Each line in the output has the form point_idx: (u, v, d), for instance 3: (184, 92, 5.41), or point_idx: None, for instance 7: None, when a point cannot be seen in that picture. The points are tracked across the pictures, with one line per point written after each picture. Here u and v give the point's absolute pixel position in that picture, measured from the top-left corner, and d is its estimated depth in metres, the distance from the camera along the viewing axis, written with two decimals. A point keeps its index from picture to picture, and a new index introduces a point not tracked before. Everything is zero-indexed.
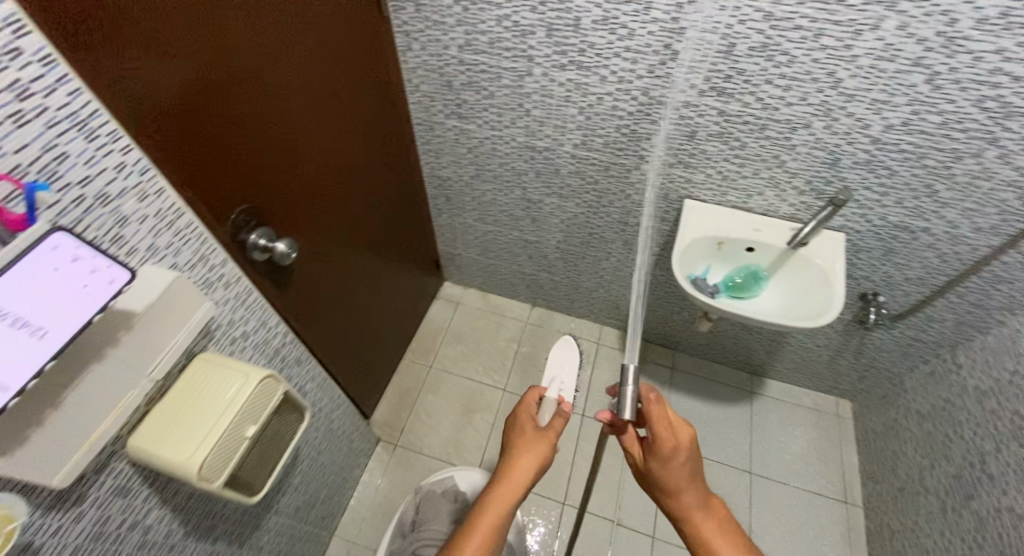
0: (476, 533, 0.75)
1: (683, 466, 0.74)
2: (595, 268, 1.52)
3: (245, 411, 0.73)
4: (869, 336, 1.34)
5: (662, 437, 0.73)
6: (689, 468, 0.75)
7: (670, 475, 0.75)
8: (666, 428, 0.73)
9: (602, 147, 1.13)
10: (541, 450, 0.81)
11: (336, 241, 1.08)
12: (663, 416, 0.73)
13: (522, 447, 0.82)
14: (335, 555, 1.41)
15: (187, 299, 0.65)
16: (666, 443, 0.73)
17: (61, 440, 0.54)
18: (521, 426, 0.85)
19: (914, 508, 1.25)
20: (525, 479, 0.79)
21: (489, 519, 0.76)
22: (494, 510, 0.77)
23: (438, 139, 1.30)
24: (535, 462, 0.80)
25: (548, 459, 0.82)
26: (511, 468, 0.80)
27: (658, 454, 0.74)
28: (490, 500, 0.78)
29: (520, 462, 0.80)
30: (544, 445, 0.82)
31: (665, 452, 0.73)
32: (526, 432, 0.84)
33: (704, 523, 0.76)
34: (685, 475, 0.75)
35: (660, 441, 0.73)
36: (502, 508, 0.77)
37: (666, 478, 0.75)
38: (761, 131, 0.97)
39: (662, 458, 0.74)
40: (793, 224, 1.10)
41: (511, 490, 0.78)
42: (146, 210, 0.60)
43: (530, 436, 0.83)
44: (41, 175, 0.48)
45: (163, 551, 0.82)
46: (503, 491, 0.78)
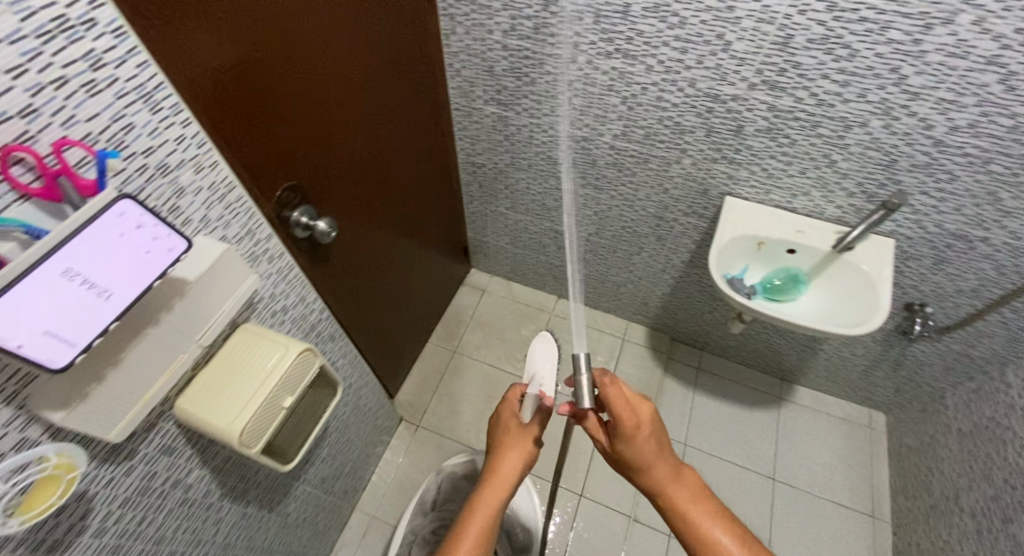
0: (467, 534, 0.75)
1: (648, 442, 0.73)
2: (625, 262, 1.50)
3: (284, 382, 0.75)
4: (911, 347, 1.29)
5: (622, 418, 0.71)
6: (656, 444, 0.74)
7: (638, 456, 0.73)
8: (626, 409, 0.71)
9: (642, 138, 1.11)
10: (526, 447, 0.80)
11: (372, 222, 1.10)
12: (622, 398, 0.71)
13: (508, 448, 0.80)
14: (357, 527, 1.45)
15: (235, 270, 0.67)
16: (628, 423, 0.71)
17: (117, 396, 0.57)
18: (504, 424, 0.82)
19: (946, 527, 1.21)
20: (513, 477, 0.79)
21: (479, 520, 0.76)
22: (482, 512, 0.77)
23: (476, 125, 1.31)
24: (520, 459, 0.79)
25: (535, 453, 0.81)
26: (496, 468, 0.80)
27: (623, 437, 0.72)
28: (479, 500, 0.78)
29: (506, 462, 0.79)
30: (526, 442, 0.80)
31: (628, 433, 0.71)
32: (510, 429, 0.81)
33: (678, 495, 0.74)
34: (653, 451, 0.73)
35: (623, 425, 0.71)
36: (491, 508, 0.77)
37: (633, 459, 0.73)
38: (813, 129, 0.93)
39: (627, 439, 0.72)
40: (839, 227, 1.06)
41: (499, 491, 0.78)
42: (202, 182, 0.62)
43: (512, 432, 0.81)
44: (109, 143, 0.51)
45: (201, 510, 0.86)
46: (491, 493, 0.78)
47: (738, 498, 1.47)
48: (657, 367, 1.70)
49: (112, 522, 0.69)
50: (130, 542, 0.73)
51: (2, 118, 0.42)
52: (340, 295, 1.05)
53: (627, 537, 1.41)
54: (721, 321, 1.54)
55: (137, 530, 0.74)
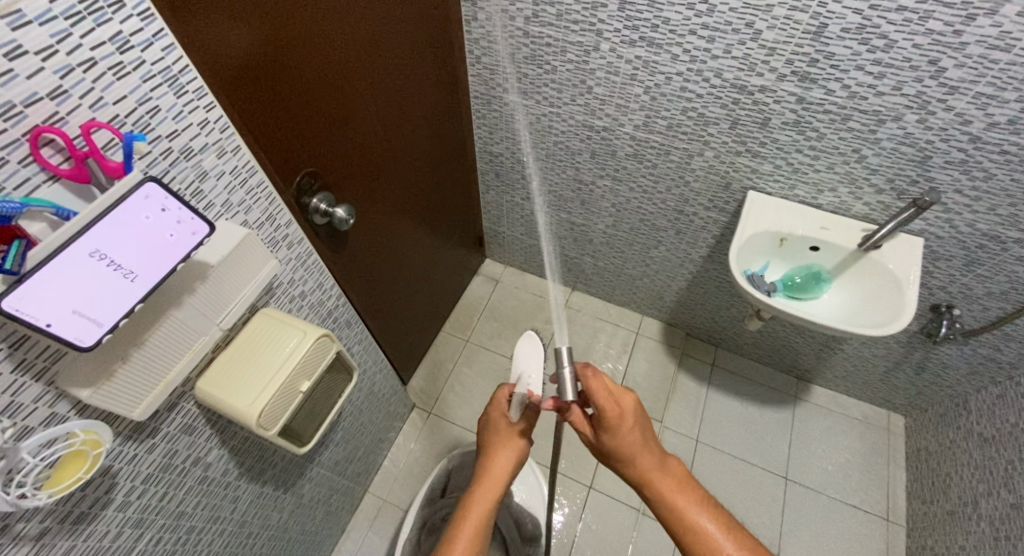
0: (463, 533, 0.77)
1: (631, 432, 0.72)
2: (642, 256, 1.49)
3: (301, 366, 0.76)
4: (935, 349, 1.26)
5: (606, 409, 0.70)
6: (641, 435, 0.73)
7: (623, 447, 0.72)
8: (608, 401, 0.70)
9: (664, 129, 1.09)
10: (516, 445, 0.81)
11: (389, 210, 1.10)
12: (604, 390, 0.70)
13: (497, 446, 0.82)
14: (368, 510, 1.48)
15: (255, 254, 0.68)
16: (611, 415, 0.70)
17: (141, 376, 0.58)
18: (494, 425, 0.83)
19: (962, 533, 1.19)
20: (504, 477, 0.81)
21: (473, 520, 0.78)
22: (475, 511, 0.79)
23: (495, 113, 1.29)
24: (511, 458, 0.81)
25: (525, 450, 0.83)
26: (488, 467, 0.81)
27: (606, 427, 0.71)
28: (472, 500, 0.80)
29: (496, 461, 0.81)
30: (517, 440, 0.81)
31: (612, 424, 0.70)
32: (499, 428, 0.83)
33: (662, 485, 0.74)
34: (637, 442, 0.72)
35: (606, 416, 0.70)
36: (484, 507, 0.79)
37: (618, 450, 0.73)
38: (843, 122, 0.91)
39: (611, 430, 0.71)
40: (865, 225, 1.04)
41: (491, 488, 0.80)
42: (224, 167, 0.63)
43: (501, 431, 0.82)
44: (135, 126, 0.51)
45: (219, 488, 0.88)
46: (483, 491, 0.80)
47: (749, 496, 1.46)
48: (671, 362, 1.68)
49: (135, 497, 0.71)
50: (152, 516, 0.76)
51: (32, 99, 0.43)
52: (356, 282, 1.05)
53: (636, 530, 1.42)
54: (738, 318, 1.52)
55: (159, 506, 0.76)
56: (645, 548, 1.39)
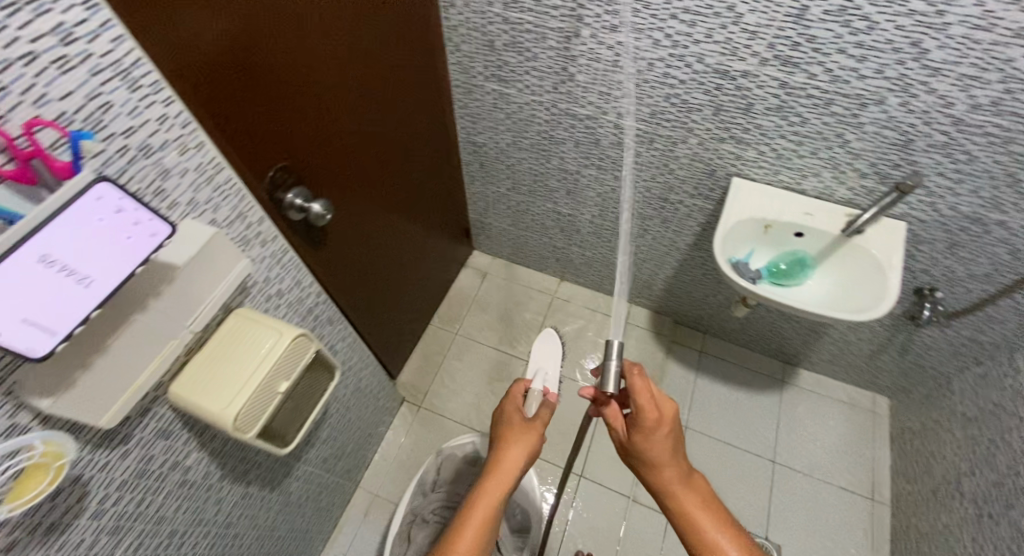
0: (471, 521, 0.74)
1: (665, 439, 0.73)
2: (629, 245, 1.48)
3: (279, 366, 0.75)
4: (919, 332, 1.27)
5: (645, 409, 0.72)
6: (672, 443, 0.74)
7: (652, 450, 0.73)
8: (648, 403, 0.73)
9: (648, 117, 1.07)
10: (529, 440, 0.82)
11: (370, 204, 1.07)
12: (649, 393, 0.73)
13: (511, 440, 0.82)
14: (359, 505, 1.47)
15: (226, 254, 0.66)
16: (649, 416, 0.72)
17: (107, 383, 0.56)
18: (508, 419, 0.86)
19: (946, 510, 1.21)
20: (515, 471, 0.80)
21: (481, 512, 0.75)
22: (484, 503, 0.76)
23: (476, 103, 1.27)
24: (522, 453, 0.81)
25: (537, 449, 0.83)
26: (500, 459, 0.81)
27: (640, 427, 0.73)
28: (482, 490, 0.77)
29: (508, 454, 0.81)
30: (531, 436, 0.83)
31: (646, 425, 0.72)
32: (514, 424, 0.85)
33: (685, 496, 0.73)
34: (667, 450, 0.73)
35: (643, 415, 0.72)
36: (493, 501, 0.76)
37: (647, 453, 0.73)
38: (826, 107, 0.90)
39: (644, 430, 0.73)
40: (849, 209, 1.03)
41: (501, 482, 0.78)
42: (187, 164, 0.60)
43: (516, 427, 0.85)
44: (86, 124, 0.48)
45: (202, 490, 0.86)
46: (492, 483, 0.78)
47: (738, 480, 1.47)
48: (659, 350, 1.68)
49: (110, 504, 0.69)
50: (130, 523, 0.74)
51: None
52: (337, 278, 1.03)
53: (627, 517, 1.42)
54: (725, 305, 1.52)
55: (137, 511, 0.74)
56: (636, 535, 1.40)
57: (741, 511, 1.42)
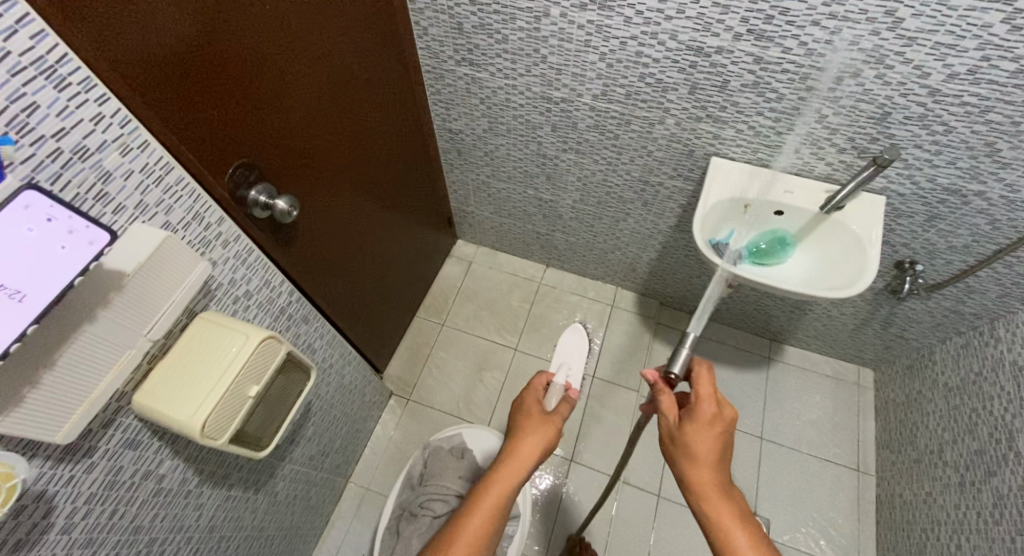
0: (482, 507, 0.74)
1: (714, 440, 0.70)
2: (612, 229, 1.46)
3: (248, 369, 0.72)
4: (901, 305, 1.27)
5: (707, 405, 0.70)
6: (718, 446, 0.71)
7: (695, 446, 0.70)
8: (710, 401, 0.70)
9: (623, 98, 1.04)
10: (549, 431, 0.79)
11: (344, 198, 1.04)
12: (713, 392, 0.71)
13: (527, 430, 0.80)
14: (351, 500, 1.47)
15: (181, 258, 0.63)
16: (707, 414, 0.70)
17: (61, 397, 0.54)
18: (527, 409, 0.82)
19: (930, 479, 1.23)
20: (530, 460, 0.78)
21: (494, 496, 0.75)
22: (498, 486, 0.76)
23: (450, 89, 1.23)
24: (539, 443, 0.79)
25: (554, 441, 0.81)
26: (514, 448, 0.79)
27: (694, 420, 0.71)
28: (494, 477, 0.77)
29: (524, 443, 0.79)
30: (550, 427, 0.80)
31: (703, 418, 0.70)
32: (533, 416, 0.81)
33: (718, 501, 0.69)
34: (713, 452, 0.70)
35: (702, 408, 0.70)
36: (508, 487, 0.76)
37: (692, 449, 0.71)
38: (802, 82, 0.88)
39: (697, 423, 0.71)
40: (828, 185, 1.02)
41: (516, 469, 0.77)
42: (132, 165, 0.57)
43: (535, 418, 0.81)
44: (9, 127, 0.45)
45: (180, 497, 0.85)
46: (505, 471, 0.77)
47: None
48: (646, 332, 1.68)
49: (80, 517, 0.67)
50: (104, 535, 0.72)
51: None
52: (312, 274, 1.00)
53: (618, 498, 1.43)
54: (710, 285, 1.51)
55: (110, 523, 0.72)
56: (627, 516, 1.41)
57: None
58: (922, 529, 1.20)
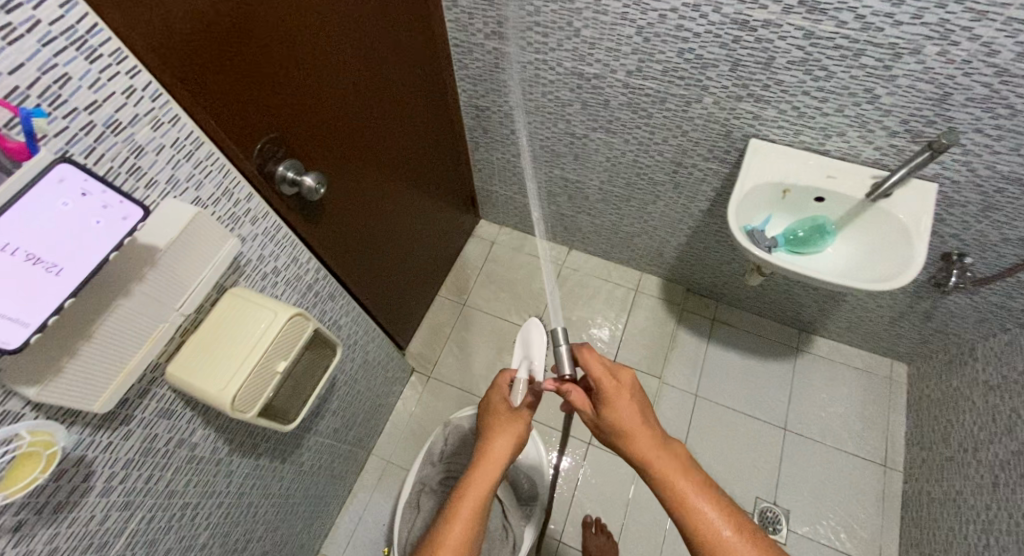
0: (460, 514, 0.74)
1: (631, 407, 0.72)
2: (640, 212, 1.42)
3: (276, 345, 0.73)
4: (944, 298, 1.21)
5: (603, 381, 0.72)
6: (638, 410, 0.72)
7: (617, 421, 0.72)
8: (603, 374, 0.72)
9: (659, 74, 1.00)
10: (515, 431, 0.80)
11: (370, 175, 1.03)
12: (605, 368, 0.73)
13: (496, 431, 0.81)
14: (372, 472, 1.50)
15: (211, 235, 0.63)
16: (609, 389, 0.72)
17: (97, 369, 0.55)
18: (493, 409, 0.84)
19: (961, 478, 1.19)
20: (503, 461, 0.79)
21: (469, 505, 0.75)
22: (472, 491, 0.76)
23: (478, 64, 1.20)
24: (509, 442, 0.79)
25: (525, 434, 0.81)
26: (487, 450, 0.79)
27: (604, 400, 0.72)
28: (468, 481, 0.77)
29: (495, 444, 0.79)
30: (515, 426, 0.80)
31: (610, 396, 0.72)
32: (500, 413, 0.82)
33: (662, 464, 0.70)
34: (636, 418, 0.72)
35: (603, 387, 0.72)
36: (482, 490, 0.76)
37: (616, 424, 0.72)
38: (855, 58, 0.82)
39: (608, 401, 0.72)
40: (875, 170, 0.97)
41: (490, 471, 0.78)
42: (163, 140, 0.57)
43: (501, 416, 0.82)
44: (42, 99, 0.45)
45: (211, 465, 0.87)
46: (479, 476, 0.77)
47: (748, 448, 1.46)
48: (670, 318, 1.65)
49: (118, 481, 0.69)
50: (140, 498, 0.75)
51: None
52: (338, 251, 1.00)
53: (635, 481, 1.43)
54: (739, 272, 1.47)
55: (145, 487, 0.75)
56: (644, 500, 1.40)
57: (749, 477, 1.42)
58: (949, 528, 1.17)
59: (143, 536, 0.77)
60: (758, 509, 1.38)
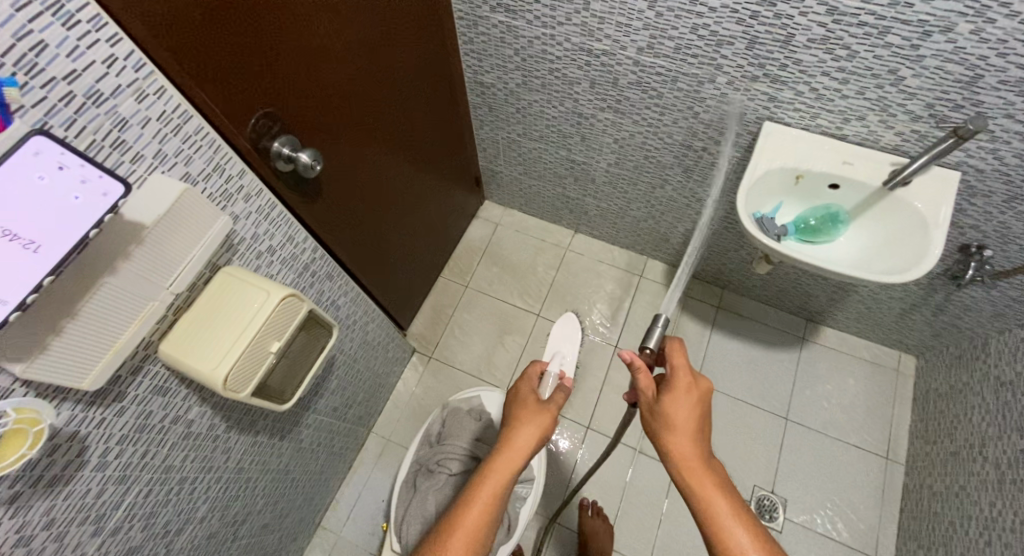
0: (480, 496, 0.73)
1: (692, 406, 0.73)
2: (647, 196, 1.39)
3: (269, 325, 0.72)
4: (958, 291, 1.18)
5: (678, 375, 0.73)
6: (695, 412, 0.73)
7: (674, 413, 0.72)
8: (684, 370, 0.73)
9: (671, 52, 0.96)
10: (542, 422, 0.81)
11: (370, 152, 1.01)
12: (688, 363, 0.73)
13: (527, 420, 0.81)
14: (372, 450, 1.51)
15: (200, 213, 0.62)
16: (679, 382, 0.73)
17: (86, 346, 0.54)
18: (524, 400, 0.85)
19: (965, 473, 1.17)
20: (526, 450, 0.78)
21: (489, 491, 0.74)
22: (495, 477, 0.75)
23: (483, 38, 1.16)
24: (534, 434, 0.79)
25: (549, 431, 0.82)
26: (513, 436, 0.79)
27: (670, 390, 0.73)
28: (493, 465, 0.76)
29: (524, 432, 0.79)
30: (545, 417, 0.82)
31: (678, 388, 0.73)
32: (529, 406, 0.84)
33: (702, 474, 0.70)
34: (690, 418, 0.72)
35: (676, 379, 0.73)
36: (504, 476, 0.75)
37: (672, 417, 0.72)
38: (880, 37, 0.78)
39: (674, 391, 0.73)
40: (894, 157, 0.92)
41: (512, 460, 0.77)
42: (148, 113, 0.55)
43: (531, 408, 0.83)
44: (17, 67, 0.43)
45: (208, 441, 0.87)
46: (503, 461, 0.76)
47: (749, 436, 1.45)
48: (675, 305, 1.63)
49: (113, 457, 0.69)
50: (137, 472, 0.75)
51: None
52: (336, 230, 0.99)
53: (634, 465, 1.43)
54: (747, 260, 1.44)
55: (142, 462, 0.75)
56: (642, 485, 1.40)
57: (748, 466, 1.41)
58: (949, 522, 1.16)
59: (140, 510, 0.78)
60: (756, 497, 1.38)
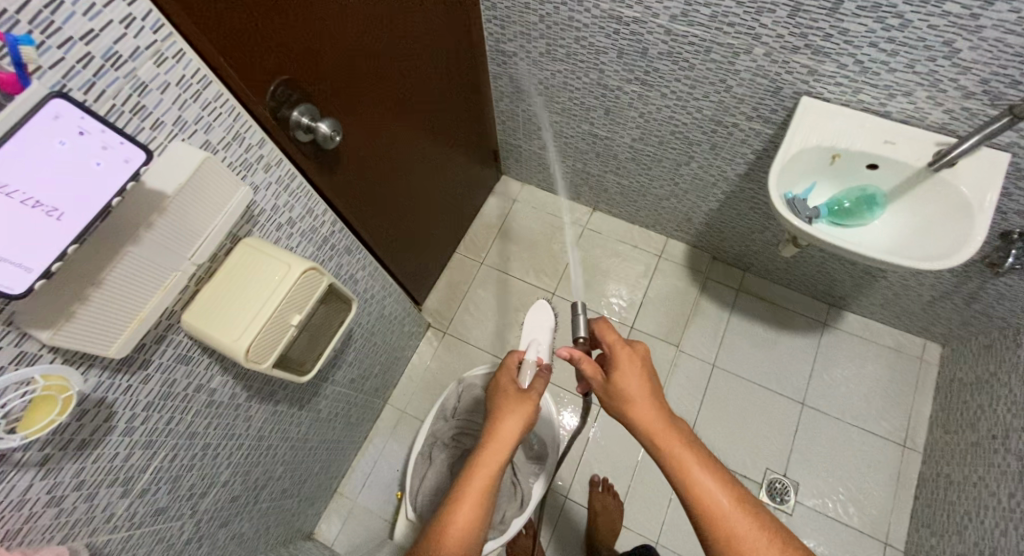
0: (469, 492, 0.72)
1: (641, 373, 0.73)
2: (671, 173, 1.35)
3: (291, 298, 0.71)
4: (994, 279, 1.13)
5: (617, 349, 0.76)
6: (645, 378, 0.73)
7: (626, 383, 0.73)
8: (619, 342, 0.76)
9: (706, 20, 0.91)
10: (524, 410, 0.80)
11: (389, 122, 0.99)
12: (619, 335, 0.77)
13: (506, 411, 0.80)
14: (386, 421, 1.53)
15: (222, 183, 0.61)
16: (621, 355, 0.75)
17: (110, 315, 0.54)
18: (503, 391, 0.84)
19: (984, 464, 1.15)
20: (512, 439, 0.77)
21: (477, 482, 0.73)
22: (484, 470, 0.74)
23: (507, 3, 1.11)
24: (518, 420, 0.79)
25: (534, 417, 0.81)
26: (496, 429, 0.78)
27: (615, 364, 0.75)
28: (479, 460, 0.75)
29: (504, 423, 0.79)
30: (525, 405, 0.81)
31: (621, 359, 0.75)
32: (508, 395, 0.83)
33: (667, 437, 0.69)
34: (644, 384, 0.73)
35: (615, 353, 0.76)
36: (491, 467, 0.75)
37: (625, 389, 0.73)
38: (937, 5, 0.73)
39: (619, 365, 0.74)
40: (940, 137, 0.88)
41: (496, 453, 0.76)
42: (168, 77, 0.54)
43: (510, 398, 0.82)
44: (32, 25, 0.42)
45: (230, 409, 0.88)
46: (490, 453, 0.76)
47: (763, 420, 1.44)
48: (693, 286, 1.60)
49: (139, 422, 0.70)
50: (162, 438, 0.76)
51: None
52: (354, 202, 0.97)
53: None
54: (773, 242, 1.40)
55: (167, 428, 0.76)
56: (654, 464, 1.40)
57: (761, 449, 1.41)
58: (965, 512, 1.15)
59: (165, 473, 0.80)
60: (767, 480, 1.37)
